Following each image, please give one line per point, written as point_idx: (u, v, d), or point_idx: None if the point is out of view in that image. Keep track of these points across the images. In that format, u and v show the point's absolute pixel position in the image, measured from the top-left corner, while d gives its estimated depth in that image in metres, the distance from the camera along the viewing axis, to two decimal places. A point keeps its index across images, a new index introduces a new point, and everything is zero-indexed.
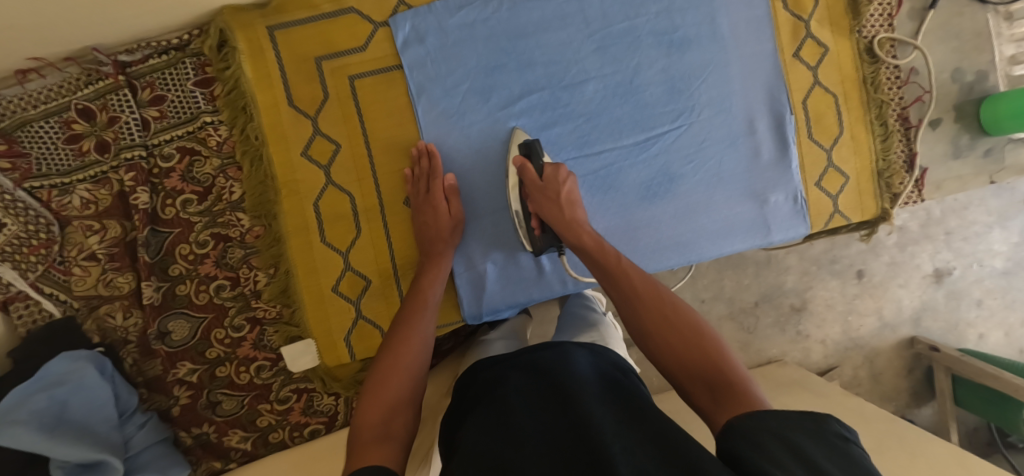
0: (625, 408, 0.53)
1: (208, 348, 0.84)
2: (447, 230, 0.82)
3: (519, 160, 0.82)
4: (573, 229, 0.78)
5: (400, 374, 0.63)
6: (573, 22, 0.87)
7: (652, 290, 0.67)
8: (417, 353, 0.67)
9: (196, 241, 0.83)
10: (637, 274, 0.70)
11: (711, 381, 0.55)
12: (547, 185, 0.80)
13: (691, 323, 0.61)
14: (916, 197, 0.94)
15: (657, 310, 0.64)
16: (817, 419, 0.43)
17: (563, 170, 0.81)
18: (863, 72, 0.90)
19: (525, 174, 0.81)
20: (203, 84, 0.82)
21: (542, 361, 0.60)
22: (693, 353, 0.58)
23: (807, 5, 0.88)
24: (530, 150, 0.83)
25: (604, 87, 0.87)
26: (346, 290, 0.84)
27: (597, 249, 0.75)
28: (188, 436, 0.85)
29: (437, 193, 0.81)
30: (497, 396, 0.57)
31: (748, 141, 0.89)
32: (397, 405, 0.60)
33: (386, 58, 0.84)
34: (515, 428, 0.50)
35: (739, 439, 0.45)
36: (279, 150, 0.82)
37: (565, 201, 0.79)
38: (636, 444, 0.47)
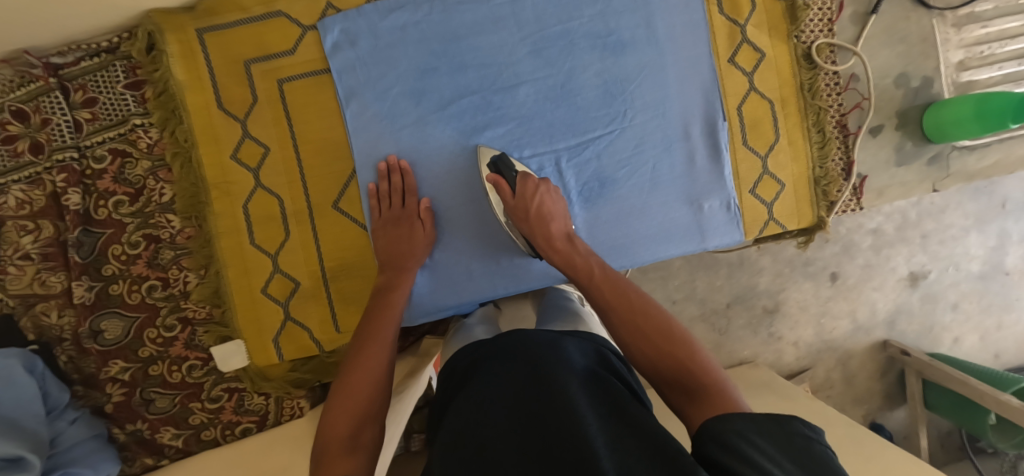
0: (604, 399, 0.53)
1: (141, 347, 0.86)
2: (421, 248, 0.81)
3: (491, 177, 0.80)
4: (550, 246, 0.77)
5: (370, 382, 0.67)
6: (507, 25, 0.83)
7: (622, 301, 0.67)
8: (380, 364, 0.69)
9: (128, 242, 0.85)
10: (606, 285, 0.70)
11: (687, 387, 0.55)
12: (519, 201, 0.78)
13: (663, 330, 0.61)
14: (855, 205, 0.94)
15: (626, 321, 0.64)
16: (784, 422, 0.44)
17: (530, 182, 0.79)
18: (801, 78, 0.89)
19: (499, 191, 0.80)
20: (133, 87, 0.83)
21: (526, 345, 0.59)
22: (666, 365, 0.58)
23: (744, 10, 0.88)
24: (500, 167, 0.82)
25: (536, 90, 0.85)
26: (275, 292, 0.85)
27: (565, 264, 0.75)
28: (122, 432, 0.87)
29: (412, 211, 0.82)
30: (474, 389, 0.56)
31: (683, 146, 0.87)
32: (366, 417, 0.63)
33: (315, 61, 0.83)
34: (496, 423, 0.50)
35: (709, 438, 0.46)
36: (209, 152, 0.83)
37: (538, 215, 0.78)
38: (619, 442, 0.47)
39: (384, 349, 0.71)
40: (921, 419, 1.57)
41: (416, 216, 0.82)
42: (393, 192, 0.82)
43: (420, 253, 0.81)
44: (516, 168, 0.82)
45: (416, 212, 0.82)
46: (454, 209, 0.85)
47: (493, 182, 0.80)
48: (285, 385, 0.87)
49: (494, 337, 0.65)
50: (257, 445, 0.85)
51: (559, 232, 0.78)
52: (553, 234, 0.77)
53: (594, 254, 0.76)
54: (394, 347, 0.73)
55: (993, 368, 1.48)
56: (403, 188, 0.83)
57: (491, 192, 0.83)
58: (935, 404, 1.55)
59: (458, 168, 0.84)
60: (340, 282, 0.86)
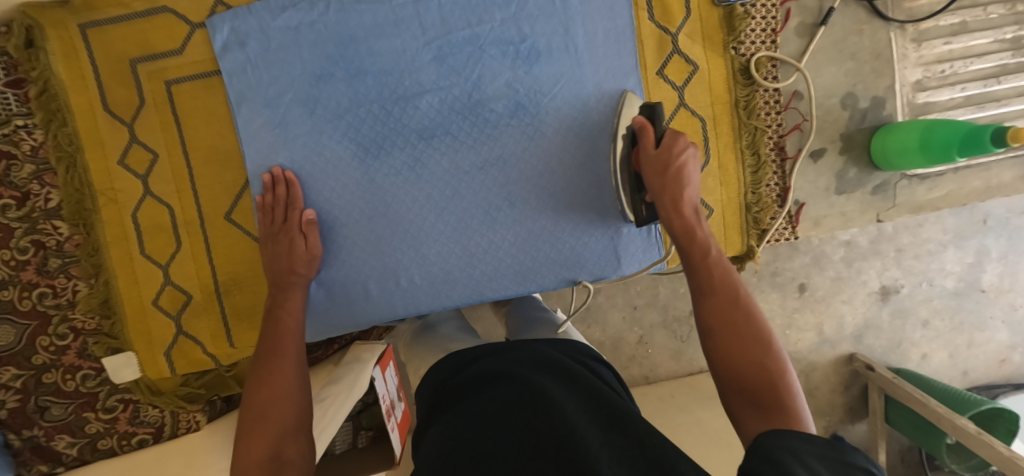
0: (599, 412, 0.50)
1: (34, 354, 0.82)
2: (302, 263, 0.77)
3: (639, 120, 0.74)
4: (674, 210, 0.70)
5: (284, 400, 0.63)
6: (408, 27, 0.78)
7: (732, 292, 0.61)
8: (290, 373, 0.66)
9: (17, 247, 0.80)
10: (718, 271, 0.63)
11: (761, 401, 0.52)
12: (661, 153, 0.72)
13: (761, 339, 0.56)
14: (790, 234, 0.87)
15: (726, 314, 0.59)
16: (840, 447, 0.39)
17: (681, 140, 0.72)
18: (737, 94, 0.81)
19: (643, 137, 0.74)
20: (14, 85, 0.78)
21: (500, 370, 0.58)
22: (751, 372, 0.54)
23: (676, 18, 0.80)
24: (653, 113, 0.76)
25: (440, 101, 0.79)
26: (166, 305, 0.82)
27: (683, 233, 0.68)
28: (17, 438, 0.84)
29: (293, 225, 0.77)
30: (471, 404, 0.54)
31: (599, 165, 0.82)
32: (283, 436, 0.59)
33: (203, 61, 0.78)
34: (493, 438, 0.48)
35: (760, 455, 0.40)
36: (96, 156, 0.79)
37: (676, 175, 0.71)
38: (619, 445, 0.45)
39: (296, 364, 0.67)
40: (880, 434, 1.53)
41: (299, 229, 0.77)
42: (276, 204, 0.77)
43: (310, 267, 0.78)
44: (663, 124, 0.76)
45: (297, 225, 0.77)
46: (347, 225, 0.81)
47: (637, 125, 0.75)
48: (176, 398, 0.84)
49: (470, 362, 0.64)
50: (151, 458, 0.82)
51: (691, 200, 0.71)
52: (685, 199, 0.70)
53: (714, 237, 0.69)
54: (306, 358, 0.70)
55: (955, 388, 1.43)
56: (288, 200, 0.78)
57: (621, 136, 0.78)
58: (895, 420, 1.51)
59: (350, 183, 0.80)
60: (232, 296, 0.82)
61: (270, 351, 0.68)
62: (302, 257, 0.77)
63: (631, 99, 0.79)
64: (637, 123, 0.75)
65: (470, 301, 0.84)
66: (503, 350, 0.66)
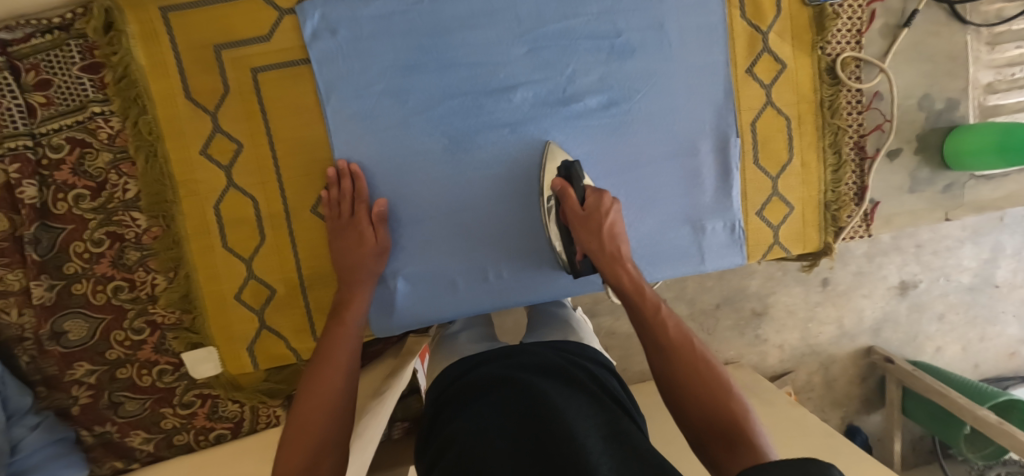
0: (606, 421, 0.50)
1: (108, 349, 0.81)
2: (371, 258, 0.75)
3: (559, 183, 0.72)
4: (614, 266, 0.67)
5: (324, 409, 0.59)
6: (503, 19, 0.76)
7: (686, 338, 0.59)
8: (341, 373, 0.63)
9: (91, 239, 0.79)
10: (671, 321, 0.61)
11: (731, 438, 0.51)
12: (589, 214, 0.69)
13: (712, 374, 0.56)
14: (864, 232, 0.89)
15: (685, 360, 0.57)
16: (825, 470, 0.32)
17: (606, 197, 0.70)
18: (822, 94, 0.83)
19: (566, 199, 0.71)
20: (91, 70, 0.75)
21: (503, 375, 0.58)
22: (719, 415, 0.53)
23: (767, 16, 0.81)
24: (570, 172, 0.75)
25: (533, 95, 0.78)
26: (249, 299, 0.80)
27: (632, 290, 0.65)
28: (90, 434, 0.82)
29: (361, 217, 0.75)
30: (473, 412, 0.53)
31: (687, 162, 0.82)
32: (323, 447, 0.57)
33: (292, 49, 0.75)
34: (490, 446, 0.47)
35: None
36: (177, 145, 0.76)
37: (608, 235, 0.68)
38: (619, 457, 0.44)
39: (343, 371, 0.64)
40: (897, 424, 1.59)
41: (369, 223, 0.75)
42: (340, 199, 0.75)
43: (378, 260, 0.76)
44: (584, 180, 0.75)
45: (364, 219, 0.75)
46: (441, 217, 0.79)
47: (558, 188, 0.72)
48: (257, 394, 0.83)
49: (470, 368, 0.64)
50: (236, 451, 0.82)
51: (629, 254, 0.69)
52: (624, 254, 0.68)
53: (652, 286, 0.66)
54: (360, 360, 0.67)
55: (972, 380, 1.48)
56: (354, 193, 0.76)
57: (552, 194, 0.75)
58: (912, 410, 1.56)
59: (441, 174, 0.78)
60: (317, 289, 0.81)
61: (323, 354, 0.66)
62: (371, 251, 0.75)
63: (557, 148, 0.79)
64: (558, 186, 0.73)
65: (554, 296, 0.84)
66: (508, 354, 0.65)
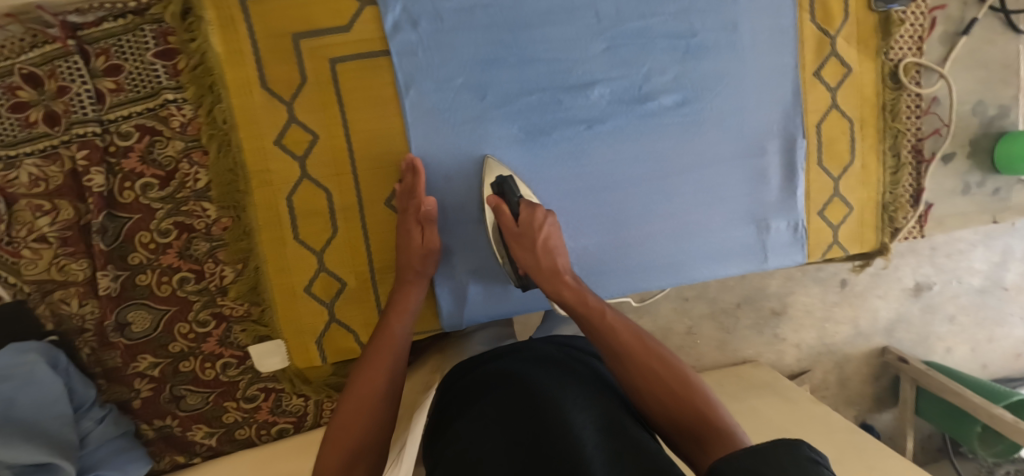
0: (605, 414, 0.51)
1: (171, 342, 0.79)
2: (417, 259, 0.74)
3: (491, 200, 0.72)
4: (554, 281, 0.69)
5: (366, 412, 0.60)
6: (583, 16, 0.77)
7: (638, 343, 0.59)
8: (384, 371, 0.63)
9: (157, 230, 0.77)
10: (617, 325, 0.62)
11: (702, 437, 0.51)
12: (523, 231, 0.70)
13: (671, 371, 0.56)
14: (918, 233, 0.91)
15: (641, 365, 0.57)
16: (796, 452, 0.30)
17: (538, 211, 0.71)
18: (884, 97, 0.85)
19: (500, 216, 0.71)
20: (164, 56, 0.74)
21: (504, 370, 0.58)
22: (685, 415, 0.52)
23: (836, 20, 0.82)
24: (504, 188, 0.74)
25: (609, 92, 0.79)
26: (319, 292, 0.79)
27: (578, 302, 0.66)
28: (149, 428, 0.81)
29: (411, 215, 0.74)
30: (474, 411, 0.54)
31: (754, 162, 0.84)
32: (362, 449, 0.57)
33: (372, 40, 0.75)
34: (488, 448, 0.47)
35: None
36: (250, 135, 0.75)
37: (543, 250, 0.71)
38: (611, 452, 0.45)
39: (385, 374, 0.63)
40: (909, 423, 1.59)
41: (416, 222, 0.74)
42: (404, 191, 0.74)
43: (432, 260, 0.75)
44: (519, 192, 0.74)
45: (412, 217, 0.74)
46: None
47: (493, 206, 0.72)
48: (324, 388, 0.83)
49: (474, 364, 0.64)
50: (301, 445, 0.81)
51: (564, 267, 0.71)
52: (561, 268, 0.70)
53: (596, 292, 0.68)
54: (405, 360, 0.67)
55: (984, 382, 1.48)
56: (411, 189, 0.74)
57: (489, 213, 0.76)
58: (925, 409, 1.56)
59: (517, 168, 0.79)
60: (388, 283, 0.81)
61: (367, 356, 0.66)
62: (417, 251, 0.74)
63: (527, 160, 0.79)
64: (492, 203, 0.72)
65: (622, 291, 0.84)
66: (510, 348, 0.65)
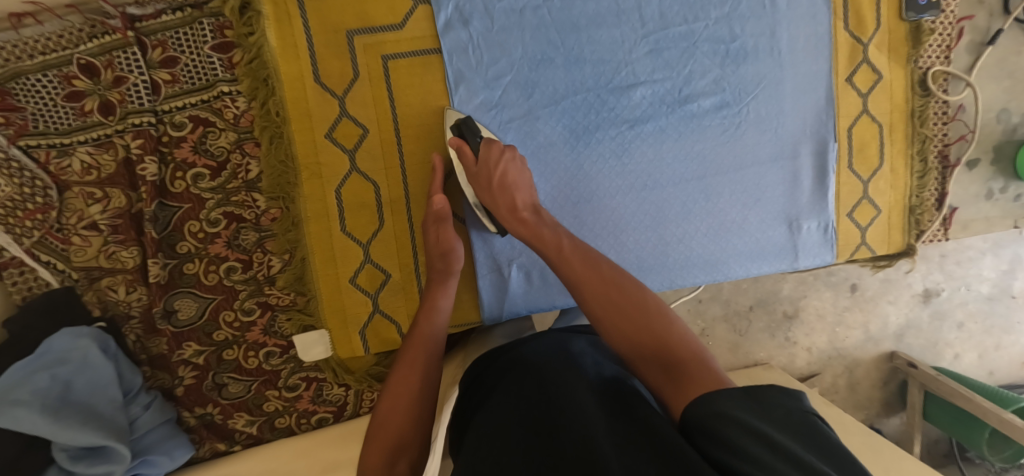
0: (619, 399, 0.51)
1: (216, 330, 0.80)
2: (438, 259, 0.75)
3: (455, 142, 0.75)
4: (514, 217, 0.71)
5: (400, 409, 0.60)
6: (629, 19, 0.80)
7: (598, 276, 0.62)
8: (422, 371, 0.64)
9: (207, 219, 0.78)
10: (577, 257, 0.65)
11: (662, 355, 0.53)
12: (482, 169, 0.73)
13: (636, 300, 0.58)
14: (942, 236, 0.93)
15: (600, 295, 0.60)
16: (772, 401, 0.42)
17: (495, 147, 0.73)
18: (912, 104, 0.87)
19: (461, 157, 0.74)
20: (220, 49, 0.75)
21: (517, 360, 0.59)
22: (643, 338, 0.55)
23: (869, 28, 0.84)
24: (464, 129, 0.76)
25: (652, 93, 0.82)
26: (364, 283, 0.81)
27: (534, 237, 0.69)
28: (191, 415, 0.81)
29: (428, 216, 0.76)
30: (490, 402, 0.55)
31: (789, 164, 0.86)
32: (402, 445, 0.58)
33: (424, 38, 0.77)
34: (500, 436, 0.48)
35: (696, 429, 0.43)
36: (303, 128, 0.77)
37: (500, 185, 0.72)
38: (624, 433, 0.45)
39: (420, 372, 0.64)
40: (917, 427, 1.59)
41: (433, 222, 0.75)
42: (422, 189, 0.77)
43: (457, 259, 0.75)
44: (480, 133, 0.77)
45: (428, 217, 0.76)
46: (559, 208, 0.82)
47: (455, 147, 0.75)
48: (367, 378, 0.84)
49: (494, 356, 0.65)
50: (341, 434, 0.82)
51: (525, 202, 0.72)
52: (519, 203, 0.71)
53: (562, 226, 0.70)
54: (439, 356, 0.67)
55: (993, 387, 1.50)
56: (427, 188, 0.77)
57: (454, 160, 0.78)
58: (933, 413, 1.57)
59: (561, 164, 0.82)
60: None
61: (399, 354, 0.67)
62: (436, 251, 0.75)
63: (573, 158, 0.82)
64: (455, 146, 0.75)
65: (660, 288, 0.86)
66: (526, 339, 0.66)
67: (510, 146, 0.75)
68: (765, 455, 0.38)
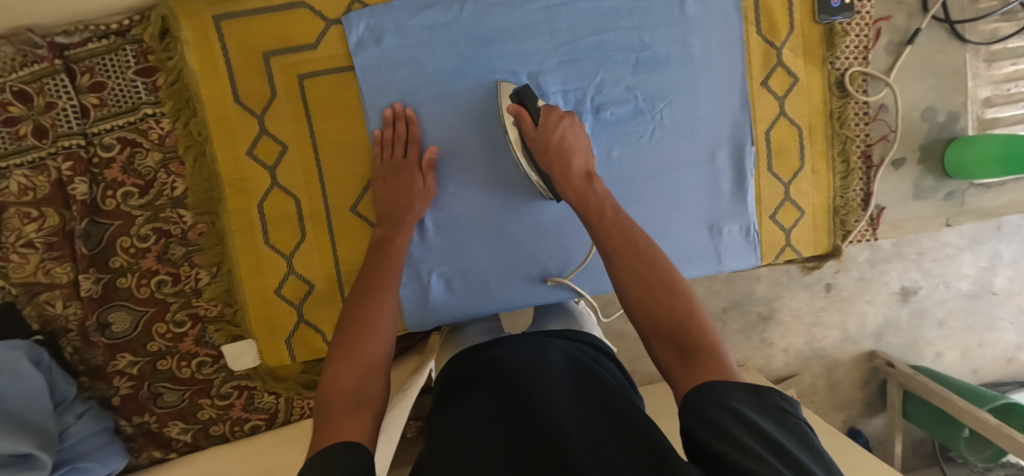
0: (592, 392, 0.51)
1: (150, 341, 0.84)
2: (417, 201, 0.78)
3: (513, 109, 0.76)
4: (567, 179, 0.71)
5: (371, 332, 0.62)
6: (539, 32, 0.81)
7: (631, 245, 0.61)
8: (389, 313, 0.66)
9: (137, 235, 0.82)
10: (615, 228, 0.63)
11: (677, 338, 0.52)
12: (540, 134, 0.73)
13: (665, 280, 0.57)
14: (870, 236, 0.93)
15: (629, 266, 0.59)
16: (770, 400, 0.43)
17: (555, 112, 0.74)
18: (831, 105, 0.88)
19: (522, 122, 0.75)
20: (144, 74, 0.79)
21: (498, 357, 0.58)
22: (665, 317, 0.54)
23: (782, 33, 0.85)
24: (522, 98, 0.77)
25: (566, 104, 0.83)
26: (289, 294, 0.84)
27: (578, 203, 0.69)
28: (129, 424, 0.85)
29: (412, 162, 0.79)
30: (468, 397, 0.54)
31: (708, 168, 0.86)
32: (371, 369, 0.59)
33: (339, 57, 0.80)
34: (478, 432, 0.48)
35: (690, 414, 0.43)
36: (225, 146, 0.80)
37: (558, 149, 0.73)
38: (600, 429, 0.45)
39: (392, 323, 0.65)
40: (898, 428, 1.50)
41: (417, 168, 0.79)
42: (395, 140, 0.79)
43: (407, 230, 0.77)
44: (539, 102, 0.77)
45: (416, 163, 0.79)
46: (505, 210, 0.84)
47: (514, 113, 0.76)
48: (295, 386, 0.87)
49: (477, 351, 0.64)
50: (271, 441, 0.85)
51: (580, 168, 0.72)
52: (573, 169, 0.71)
53: (611, 197, 0.69)
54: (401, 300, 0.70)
55: (970, 384, 1.40)
56: (407, 137, 0.80)
57: (510, 123, 0.79)
58: (914, 413, 1.48)
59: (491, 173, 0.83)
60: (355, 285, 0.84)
61: (361, 298, 0.67)
62: (420, 194, 0.78)
63: (491, 169, 0.83)
64: (512, 112, 0.76)
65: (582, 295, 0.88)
66: (509, 338, 0.65)
67: (569, 113, 0.77)
68: (762, 448, 0.38)
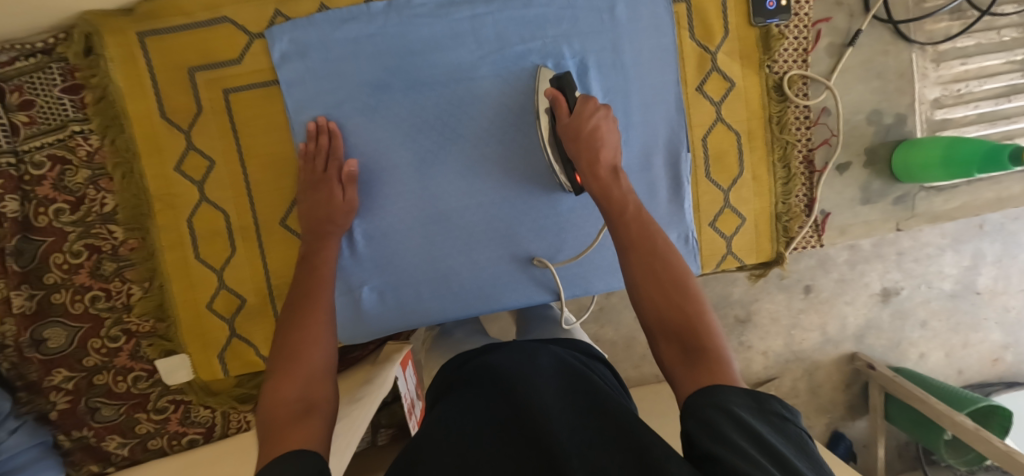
0: (580, 397, 0.48)
1: (85, 357, 0.84)
2: (341, 214, 0.77)
3: (551, 92, 0.74)
4: (593, 169, 0.68)
5: (315, 341, 0.61)
6: (465, 41, 0.81)
7: (648, 242, 0.59)
8: (326, 319, 0.65)
9: (70, 251, 0.82)
10: (635, 223, 0.61)
11: (683, 339, 0.52)
12: (573, 121, 0.71)
13: (679, 279, 0.56)
14: (815, 242, 0.91)
15: (644, 262, 0.57)
16: (771, 408, 0.41)
17: (590, 104, 0.71)
18: (770, 110, 0.86)
19: (557, 108, 0.73)
20: (72, 91, 0.79)
21: (491, 360, 0.55)
22: (672, 316, 0.53)
23: (716, 37, 0.84)
24: (561, 83, 0.75)
25: (495, 114, 0.82)
26: (221, 308, 0.84)
27: (601, 195, 0.66)
28: (67, 439, 0.86)
29: (333, 175, 0.78)
30: (459, 397, 0.51)
31: (642, 175, 0.84)
32: (313, 377, 0.57)
33: (264, 71, 0.80)
34: (465, 429, 0.45)
35: (691, 417, 0.41)
36: (153, 162, 0.80)
37: (589, 136, 0.70)
38: (590, 433, 0.42)
39: (328, 331, 0.63)
40: (880, 431, 1.44)
41: (338, 180, 0.78)
42: (318, 153, 0.78)
43: (332, 242, 0.76)
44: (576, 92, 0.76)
45: (336, 175, 0.78)
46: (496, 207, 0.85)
47: (551, 97, 0.74)
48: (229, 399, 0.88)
49: (472, 354, 0.61)
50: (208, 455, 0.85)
51: (607, 161, 0.69)
52: (600, 161, 0.68)
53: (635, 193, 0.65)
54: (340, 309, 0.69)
55: (951, 386, 1.34)
56: (330, 150, 0.79)
57: (543, 108, 0.77)
58: (896, 416, 1.42)
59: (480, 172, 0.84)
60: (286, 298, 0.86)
61: (296, 306, 0.66)
62: (341, 207, 0.77)
63: (423, 181, 0.82)
64: (550, 95, 0.74)
65: (518, 304, 0.88)
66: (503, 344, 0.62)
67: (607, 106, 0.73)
68: (759, 453, 0.36)
